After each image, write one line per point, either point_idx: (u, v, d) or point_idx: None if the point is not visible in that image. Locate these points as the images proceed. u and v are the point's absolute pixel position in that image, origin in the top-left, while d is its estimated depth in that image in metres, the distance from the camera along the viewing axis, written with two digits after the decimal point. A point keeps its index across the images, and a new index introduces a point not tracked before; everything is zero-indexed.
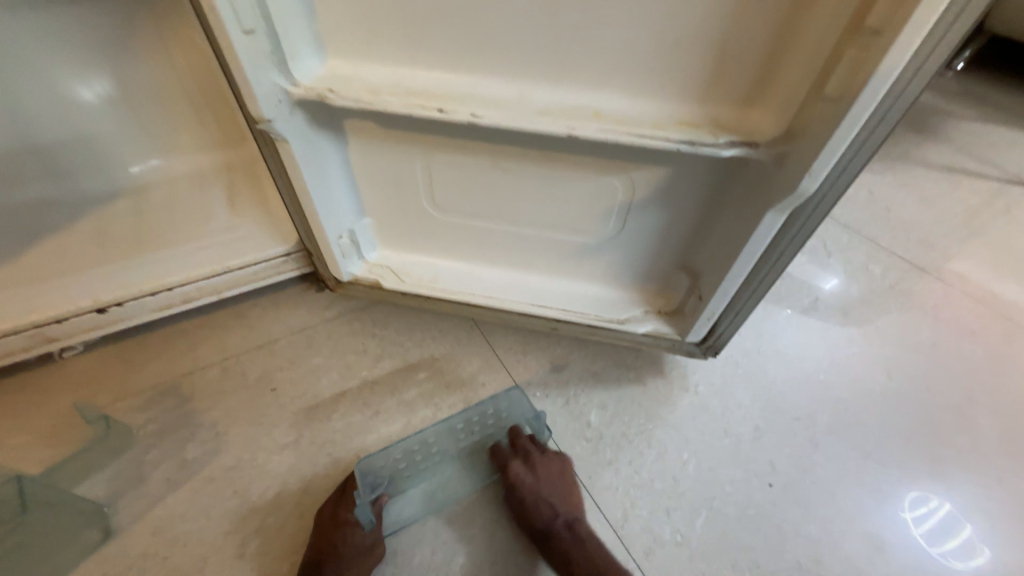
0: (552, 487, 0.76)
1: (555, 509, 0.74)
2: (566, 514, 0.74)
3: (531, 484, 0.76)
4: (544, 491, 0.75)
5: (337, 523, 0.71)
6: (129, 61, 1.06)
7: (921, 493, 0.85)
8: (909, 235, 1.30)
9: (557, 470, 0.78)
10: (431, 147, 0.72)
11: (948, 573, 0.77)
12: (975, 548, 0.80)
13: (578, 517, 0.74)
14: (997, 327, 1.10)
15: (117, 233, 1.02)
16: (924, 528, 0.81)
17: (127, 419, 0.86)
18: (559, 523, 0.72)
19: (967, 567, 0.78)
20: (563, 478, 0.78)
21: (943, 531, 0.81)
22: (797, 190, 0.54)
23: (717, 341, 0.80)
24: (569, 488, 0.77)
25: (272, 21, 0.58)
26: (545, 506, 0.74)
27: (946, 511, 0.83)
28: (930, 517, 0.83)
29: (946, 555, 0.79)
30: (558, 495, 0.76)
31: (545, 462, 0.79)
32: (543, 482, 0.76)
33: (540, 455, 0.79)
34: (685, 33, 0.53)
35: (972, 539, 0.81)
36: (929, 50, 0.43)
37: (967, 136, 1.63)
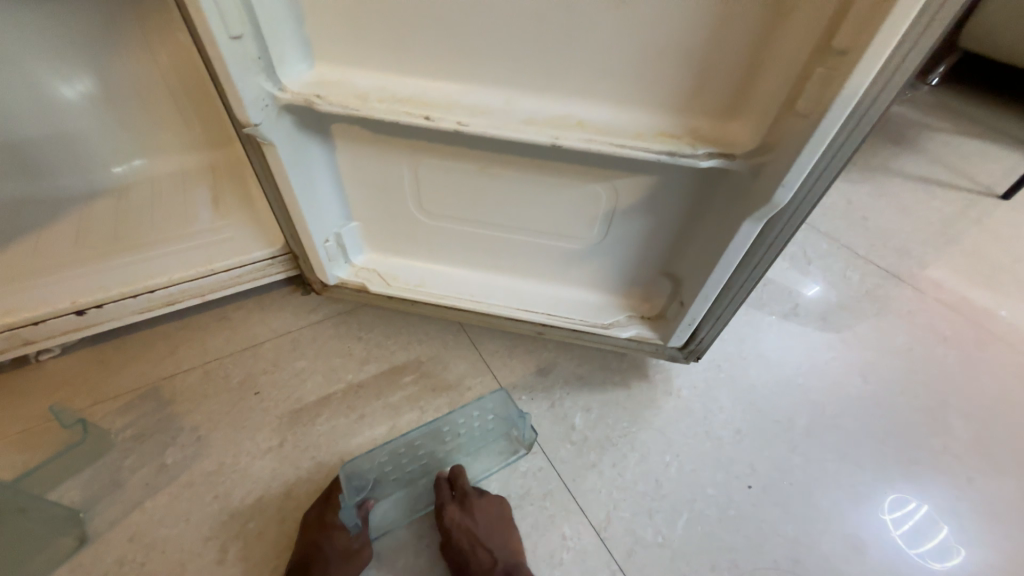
0: (491, 531, 0.73)
1: (493, 556, 0.70)
2: (506, 561, 0.70)
3: (468, 528, 0.73)
4: (481, 537, 0.72)
5: (325, 526, 0.71)
6: (113, 61, 1.05)
7: (899, 495, 0.87)
8: (886, 243, 1.34)
9: (497, 514, 0.75)
10: (418, 152, 0.73)
11: (924, 573, 0.80)
12: (952, 549, 0.82)
13: (518, 565, 0.70)
14: (968, 333, 1.14)
15: (98, 234, 1.01)
16: (903, 530, 0.84)
17: (106, 422, 0.85)
18: (498, 571, 0.69)
19: (943, 568, 0.80)
20: (503, 523, 0.75)
21: (922, 533, 0.84)
22: (771, 200, 0.56)
23: (698, 346, 0.82)
24: (510, 532, 0.74)
25: (260, 27, 0.58)
26: (483, 552, 0.70)
27: (923, 513, 0.86)
28: (908, 519, 0.85)
29: (924, 556, 0.81)
30: (498, 540, 0.72)
31: (484, 505, 0.75)
32: (481, 526, 0.73)
33: (478, 498, 0.76)
34: (664, 48, 0.55)
35: (948, 541, 0.83)
36: (893, 70, 0.45)
37: (941, 148, 1.69)
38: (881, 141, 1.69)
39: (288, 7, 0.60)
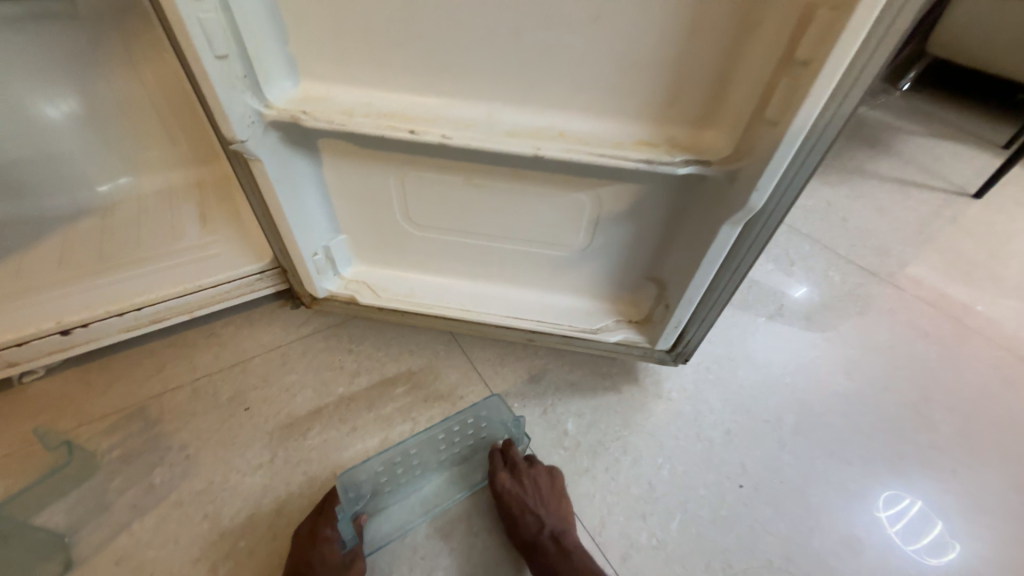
0: (542, 498, 0.76)
1: (541, 521, 0.73)
2: (553, 525, 0.73)
3: (518, 495, 0.75)
4: (530, 503, 0.74)
5: (314, 540, 0.70)
6: (98, 81, 1.05)
7: (894, 492, 0.89)
8: (865, 243, 1.38)
9: (547, 483, 0.78)
10: (405, 165, 0.74)
11: (921, 569, 0.81)
12: (947, 544, 0.84)
13: (565, 529, 0.73)
14: (948, 328, 1.17)
15: (83, 253, 1.00)
16: (898, 527, 0.85)
17: (92, 444, 0.84)
18: (546, 534, 0.71)
19: (940, 564, 0.81)
20: (554, 491, 0.78)
21: (918, 529, 0.85)
22: (747, 204, 0.58)
23: (686, 348, 0.83)
24: (557, 499, 0.77)
25: (246, 46, 0.59)
26: (531, 517, 0.73)
27: (916, 509, 0.87)
28: (904, 516, 0.86)
29: (920, 552, 0.82)
30: (546, 507, 0.75)
31: (535, 474, 0.78)
32: (531, 493, 0.76)
33: (529, 467, 0.79)
34: (638, 61, 0.57)
35: (943, 537, 0.84)
36: (853, 79, 0.48)
37: (915, 150, 1.75)
38: (858, 145, 1.74)
39: (274, 27, 0.61)
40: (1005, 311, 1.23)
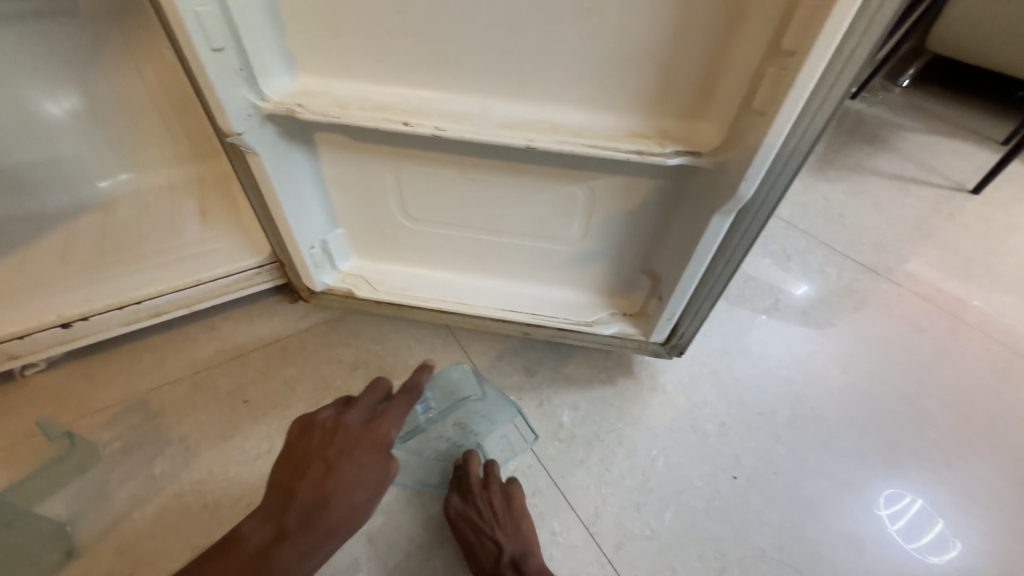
0: (497, 520, 0.72)
1: (500, 546, 0.70)
2: (513, 551, 0.69)
3: (472, 520, 0.73)
4: (487, 528, 0.71)
5: (368, 433, 0.62)
6: (98, 77, 1.06)
7: (898, 490, 0.89)
8: (862, 238, 1.38)
9: (500, 504, 0.74)
10: (400, 158, 0.75)
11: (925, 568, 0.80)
12: (949, 541, 0.84)
13: (526, 553, 0.69)
14: (943, 323, 1.17)
15: (84, 248, 1.01)
16: (900, 525, 0.85)
17: (93, 435, 0.85)
18: (504, 561, 0.68)
19: (942, 562, 0.82)
20: (510, 511, 0.74)
21: (919, 526, 0.85)
22: (736, 194, 0.59)
23: (680, 340, 0.84)
24: (516, 519, 0.73)
25: (242, 40, 0.60)
26: (489, 542, 0.70)
27: (918, 507, 0.87)
28: (906, 513, 0.86)
29: (923, 551, 0.82)
30: (503, 532, 0.71)
31: (490, 496, 0.75)
32: (486, 515, 0.73)
33: (481, 489, 0.75)
34: (629, 53, 0.58)
35: (944, 534, 0.84)
36: (838, 69, 0.48)
37: (913, 146, 1.75)
38: (855, 141, 1.74)
39: (269, 21, 0.62)
40: (1002, 306, 1.23)
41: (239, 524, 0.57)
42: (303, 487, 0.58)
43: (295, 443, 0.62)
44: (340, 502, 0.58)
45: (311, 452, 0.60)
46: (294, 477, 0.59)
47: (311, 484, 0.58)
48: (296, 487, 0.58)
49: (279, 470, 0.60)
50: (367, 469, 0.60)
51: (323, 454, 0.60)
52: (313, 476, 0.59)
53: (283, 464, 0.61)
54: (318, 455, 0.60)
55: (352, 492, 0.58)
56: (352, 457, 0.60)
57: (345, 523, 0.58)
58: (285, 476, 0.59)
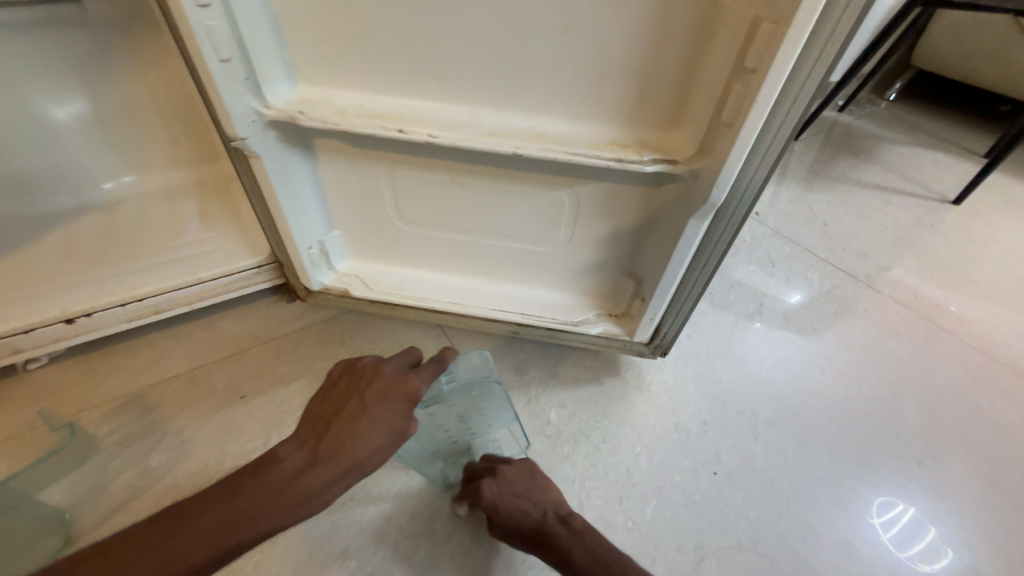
0: (530, 486, 0.74)
1: (541, 508, 0.72)
2: (554, 509, 0.72)
3: (508, 496, 0.72)
4: (524, 495, 0.73)
5: (402, 383, 0.64)
6: (105, 83, 1.10)
7: (888, 498, 0.91)
8: (845, 246, 1.43)
9: (526, 471, 0.77)
10: (396, 164, 0.79)
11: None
12: (940, 552, 0.85)
13: (566, 511, 0.73)
14: (920, 328, 1.22)
15: (88, 246, 1.04)
16: (892, 533, 0.87)
17: (92, 427, 0.87)
18: (550, 519, 0.70)
19: (933, 570, 0.83)
20: (537, 478, 0.77)
21: (908, 534, 0.87)
22: (709, 200, 0.62)
23: (663, 340, 0.87)
24: (546, 484, 0.76)
25: (247, 51, 0.64)
26: (530, 507, 0.72)
27: (908, 515, 0.89)
28: (897, 522, 0.88)
29: (913, 558, 0.84)
30: (539, 496, 0.74)
31: (517, 468, 0.76)
32: (521, 486, 0.74)
33: (507, 465, 0.77)
34: (609, 68, 0.63)
35: (937, 543, 0.86)
36: (797, 86, 0.53)
37: (896, 158, 1.81)
38: (841, 153, 1.80)
39: (273, 33, 0.66)
40: (977, 312, 1.28)
41: (272, 450, 0.58)
42: (339, 421, 0.60)
43: (333, 384, 0.64)
44: (364, 446, 0.58)
45: (350, 391, 0.62)
46: (329, 414, 0.61)
47: (345, 420, 0.60)
48: (331, 422, 0.60)
49: (316, 404, 0.62)
50: (396, 416, 0.61)
51: (357, 396, 0.62)
52: (348, 412, 0.60)
53: (321, 399, 0.62)
54: (353, 396, 0.62)
55: (375, 437, 0.59)
56: (384, 402, 0.62)
57: (367, 464, 0.58)
58: (320, 412, 0.61)
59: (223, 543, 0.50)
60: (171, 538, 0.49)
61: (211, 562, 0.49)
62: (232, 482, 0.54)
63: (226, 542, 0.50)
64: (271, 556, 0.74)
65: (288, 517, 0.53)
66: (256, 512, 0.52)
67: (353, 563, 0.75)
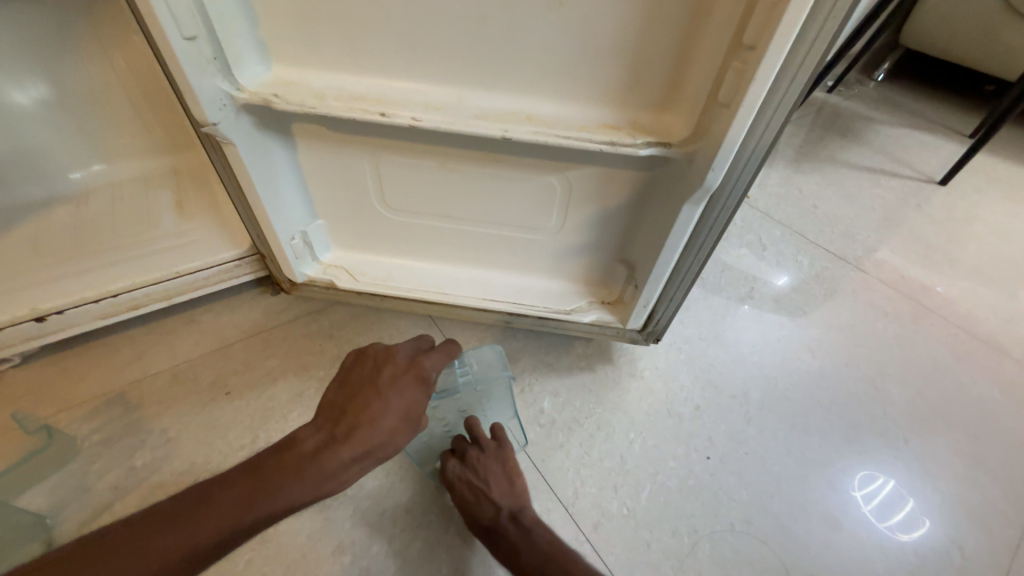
0: (494, 481, 0.74)
1: (497, 505, 0.71)
2: (510, 507, 0.71)
3: (470, 482, 0.74)
4: (484, 489, 0.73)
5: (413, 366, 0.64)
6: (65, 66, 1.03)
7: (868, 472, 0.93)
8: (834, 228, 1.43)
9: (498, 465, 0.76)
10: (379, 149, 0.75)
11: (894, 545, 0.85)
12: (917, 520, 0.88)
13: (522, 508, 0.71)
14: (906, 308, 1.23)
15: (56, 241, 0.99)
16: (872, 504, 0.89)
17: (71, 429, 0.84)
18: (503, 517, 0.69)
19: (910, 539, 0.86)
20: (506, 472, 0.75)
21: (890, 507, 0.89)
22: (704, 183, 0.61)
23: (656, 327, 0.86)
24: (511, 478, 0.75)
25: (214, 29, 0.60)
26: (486, 503, 0.72)
27: (889, 487, 0.92)
28: (877, 493, 0.91)
29: (893, 528, 0.87)
30: (501, 492, 0.73)
31: (486, 459, 0.76)
32: (484, 477, 0.74)
33: (479, 453, 0.77)
34: (600, 45, 0.60)
35: (913, 512, 0.89)
36: (797, 63, 0.50)
37: (884, 139, 1.81)
38: (831, 135, 1.79)
39: (242, 10, 0.62)
40: (961, 291, 1.29)
41: (291, 433, 0.58)
42: (354, 405, 0.60)
43: (347, 372, 0.64)
44: (380, 427, 0.58)
45: (364, 377, 0.62)
46: (344, 400, 0.60)
47: (359, 405, 0.59)
48: (346, 407, 0.60)
49: (331, 392, 0.62)
50: (410, 398, 0.61)
51: (371, 382, 0.61)
52: (363, 397, 0.60)
53: (336, 388, 0.62)
54: (367, 382, 0.61)
55: (391, 420, 0.59)
56: (396, 385, 0.61)
57: (384, 448, 0.58)
58: (335, 399, 0.61)
59: (244, 516, 0.50)
60: (191, 515, 0.49)
61: (232, 534, 0.49)
62: (251, 464, 0.55)
63: (249, 514, 0.50)
64: (264, 553, 0.73)
65: (308, 494, 0.53)
66: (277, 485, 0.53)
67: (348, 558, 0.74)
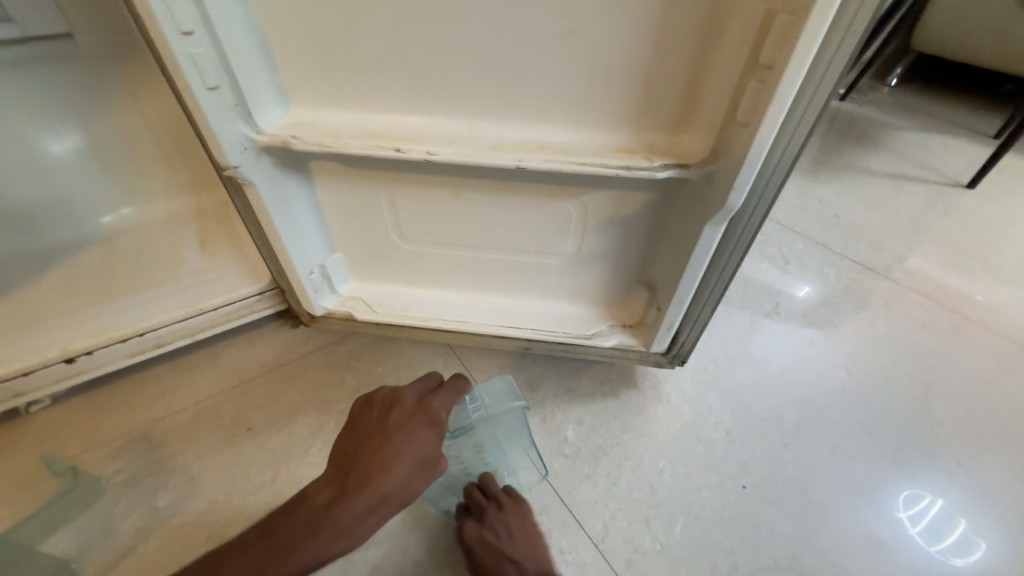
0: (515, 541, 0.72)
1: (521, 568, 0.69)
2: (535, 570, 0.70)
3: (490, 545, 0.71)
4: (505, 551, 0.71)
5: (422, 408, 0.64)
6: (99, 117, 1.10)
7: (914, 491, 0.87)
8: (859, 238, 1.38)
9: (517, 525, 0.74)
10: (395, 182, 0.76)
11: (951, 572, 0.79)
12: (973, 543, 0.82)
13: (545, 572, 0.70)
14: (945, 319, 1.17)
15: (87, 282, 1.03)
16: (922, 527, 0.83)
17: (98, 469, 0.85)
18: None
19: (967, 564, 0.80)
20: (526, 532, 0.74)
21: (939, 529, 0.83)
22: (725, 204, 0.60)
23: (681, 349, 0.83)
24: (532, 539, 0.74)
25: (236, 77, 0.62)
26: (508, 566, 0.70)
27: (941, 509, 0.85)
28: (926, 515, 0.84)
29: (946, 553, 0.80)
30: (523, 553, 0.71)
31: (506, 518, 0.74)
32: (504, 538, 0.72)
33: (498, 512, 0.74)
34: (611, 72, 0.60)
35: (968, 535, 0.82)
36: (817, 80, 0.49)
37: (904, 144, 1.77)
38: (847, 143, 1.76)
39: (262, 56, 0.64)
40: (1003, 299, 1.23)
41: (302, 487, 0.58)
42: (365, 453, 0.59)
43: (355, 420, 0.64)
44: (394, 474, 0.58)
45: (374, 423, 0.62)
46: (354, 449, 0.60)
47: (370, 452, 0.59)
48: (357, 455, 0.59)
49: (340, 441, 0.62)
50: (422, 441, 0.61)
51: (381, 427, 0.61)
52: (374, 443, 0.60)
53: (345, 436, 0.62)
54: (377, 428, 0.62)
55: (404, 464, 0.59)
56: (406, 429, 0.62)
57: (399, 495, 0.58)
58: (345, 448, 0.61)
59: None
60: None
61: None
62: (263, 524, 0.54)
63: None
64: None
65: (325, 551, 0.52)
66: (292, 543, 0.52)
67: None
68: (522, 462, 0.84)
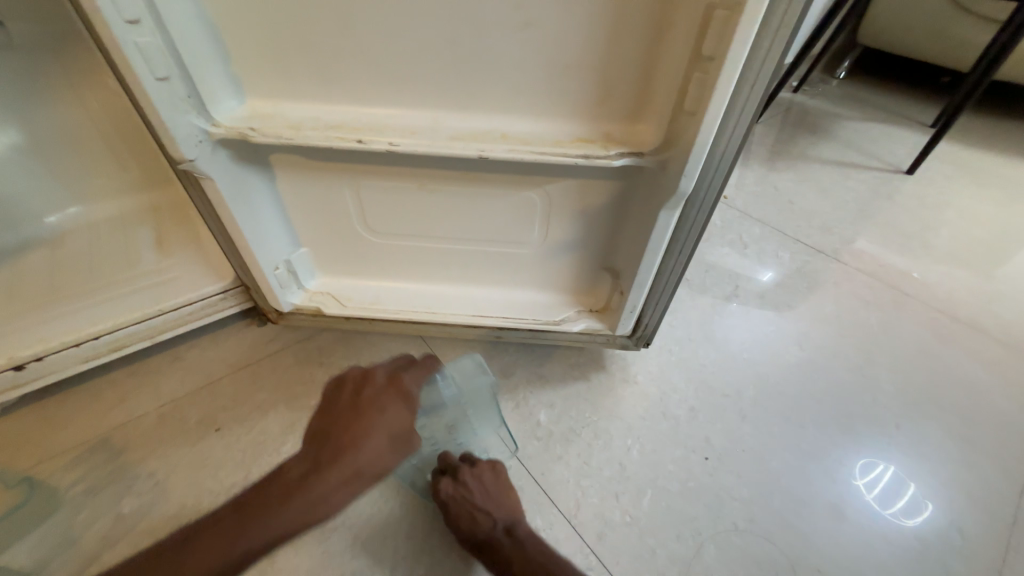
0: (488, 494, 0.75)
1: (493, 518, 0.72)
2: (506, 520, 0.72)
3: (463, 498, 0.73)
4: (478, 502, 0.73)
5: (393, 385, 0.69)
6: (38, 111, 1.04)
7: (869, 459, 0.94)
8: (811, 222, 1.47)
9: (490, 480, 0.77)
10: (359, 175, 0.76)
11: (899, 530, 0.86)
12: (920, 504, 0.89)
13: (517, 522, 0.73)
14: (887, 296, 1.26)
15: (32, 286, 0.97)
16: (875, 493, 0.90)
17: (55, 479, 0.81)
18: (499, 530, 0.71)
19: (915, 524, 0.87)
20: (500, 487, 0.77)
21: (890, 493, 0.90)
22: (678, 189, 0.63)
23: (645, 331, 0.87)
24: (505, 492, 0.76)
25: (187, 69, 0.61)
26: (482, 517, 0.72)
27: (890, 474, 0.93)
28: (879, 481, 0.91)
29: (897, 515, 0.87)
30: (496, 503, 0.74)
31: (479, 474, 0.77)
32: (478, 492, 0.74)
33: (472, 469, 0.77)
34: (567, 62, 0.62)
35: (915, 497, 0.90)
36: (755, 71, 0.53)
37: (851, 133, 1.88)
38: (800, 133, 1.85)
39: (214, 47, 0.62)
40: (938, 276, 1.33)
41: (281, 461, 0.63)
42: (338, 428, 0.64)
43: (329, 399, 0.68)
44: (366, 447, 0.63)
45: (346, 402, 0.67)
46: (330, 425, 0.65)
47: (343, 427, 0.64)
48: (332, 431, 0.64)
49: (316, 419, 0.66)
50: (393, 416, 0.66)
51: (354, 404, 0.66)
52: (347, 419, 0.65)
53: (320, 414, 0.67)
54: (349, 406, 0.66)
55: (377, 438, 0.64)
56: (378, 405, 0.66)
57: (372, 466, 0.63)
58: (320, 425, 0.66)
59: (237, 546, 0.55)
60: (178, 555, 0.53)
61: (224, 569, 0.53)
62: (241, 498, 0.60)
63: (241, 542, 0.55)
64: None
65: (302, 518, 0.58)
66: (268, 512, 0.57)
67: None
68: (492, 442, 0.87)
